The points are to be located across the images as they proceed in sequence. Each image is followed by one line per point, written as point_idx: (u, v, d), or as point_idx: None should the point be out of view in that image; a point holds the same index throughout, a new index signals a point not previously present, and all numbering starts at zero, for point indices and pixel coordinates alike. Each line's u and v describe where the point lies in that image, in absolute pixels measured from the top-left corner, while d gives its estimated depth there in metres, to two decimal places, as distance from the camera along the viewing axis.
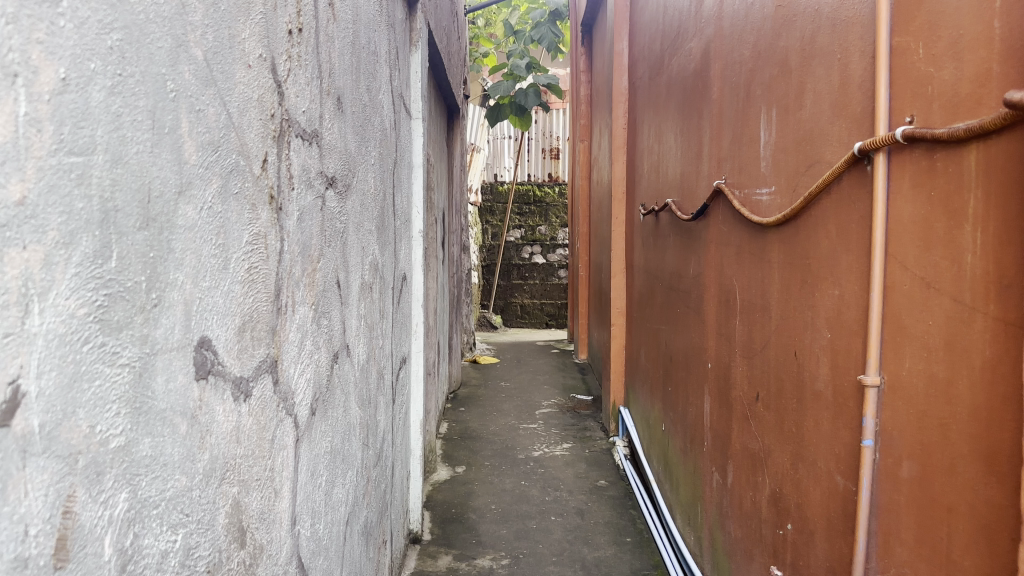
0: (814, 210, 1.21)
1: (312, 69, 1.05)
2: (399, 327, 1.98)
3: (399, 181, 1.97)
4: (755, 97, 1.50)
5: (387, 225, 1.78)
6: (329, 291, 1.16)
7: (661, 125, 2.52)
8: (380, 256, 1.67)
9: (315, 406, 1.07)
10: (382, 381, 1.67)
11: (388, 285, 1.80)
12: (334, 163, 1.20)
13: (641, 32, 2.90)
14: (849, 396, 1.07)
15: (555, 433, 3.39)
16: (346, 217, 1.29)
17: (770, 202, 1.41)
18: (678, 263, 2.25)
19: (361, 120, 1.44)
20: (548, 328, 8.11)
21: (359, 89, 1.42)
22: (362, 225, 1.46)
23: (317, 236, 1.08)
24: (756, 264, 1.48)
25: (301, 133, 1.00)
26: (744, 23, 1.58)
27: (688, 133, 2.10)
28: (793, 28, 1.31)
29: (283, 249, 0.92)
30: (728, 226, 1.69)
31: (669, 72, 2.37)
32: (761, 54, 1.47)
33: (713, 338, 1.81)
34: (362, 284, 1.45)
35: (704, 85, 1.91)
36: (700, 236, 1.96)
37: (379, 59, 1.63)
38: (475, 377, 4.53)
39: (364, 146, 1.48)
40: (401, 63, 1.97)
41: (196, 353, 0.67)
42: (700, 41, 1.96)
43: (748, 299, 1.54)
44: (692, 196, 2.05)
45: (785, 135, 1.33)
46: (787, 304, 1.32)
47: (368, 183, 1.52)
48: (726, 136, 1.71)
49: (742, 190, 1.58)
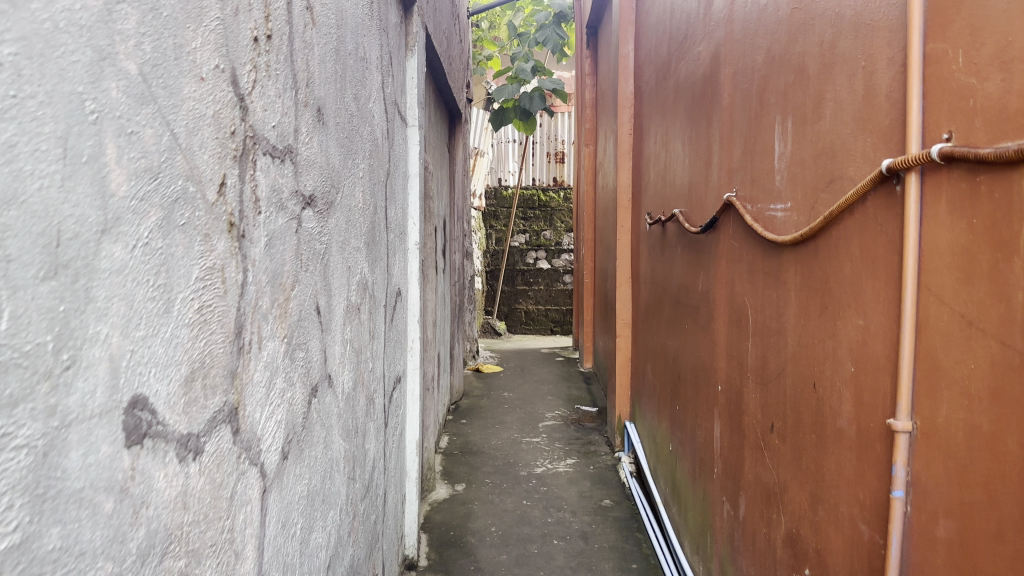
0: (835, 231, 1.11)
1: (284, 78, 0.96)
2: (393, 347, 1.89)
3: (393, 193, 1.87)
4: (769, 105, 1.41)
5: (378, 242, 1.68)
6: (306, 320, 1.06)
7: (668, 132, 2.42)
8: (370, 275, 1.58)
9: (288, 449, 0.98)
10: (371, 409, 1.57)
11: (380, 305, 1.71)
12: (314, 180, 1.11)
13: (647, 34, 2.80)
14: (875, 439, 0.97)
15: (558, 447, 3.29)
16: (328, 237, 1.19)
17: (785, 219, 1.32)
18: (685, 276, 2.15)
19: (348, 133, 1.35)
20: (553, 334, 8.02)
21: (345, 98, 1.32)
22: (348, 243, 1.36)
23: (291, 262, 0.98)
24: (770, 285, 1.39)
25: (271, 150, 0.91)
26: (757, 26, 1.49)
27: (696, 140, 2.01)
28: (810, 32, 1.21)
29: (246, 281, 0.83)
30: (739, 242, 1.59)
31: (677, 76, 2.27)
32: (776, 60, 1.37)
33: (722, 359, 1.71)
34: (348, 308, 1.36)
35: (714, 91, 1.81)
36: (709, 250, 1.86)
37: (368, 66, 1.54)
38: (478, 387, 4.43)
39: (351, 159, 1.39)
40: (395, 69, 1.87)
41: (127, 416, 0.58)
42: (709, 45, 1.86)
43: (761, 321, 1.44)
44: (701, 207, 1.96)
45: (802, 148, 1.23)
46: (805, 331, 1.22)
47: (356, 198, 1.43)
48: (737, 145, 1.61)
49: (754, 204, 1.49)
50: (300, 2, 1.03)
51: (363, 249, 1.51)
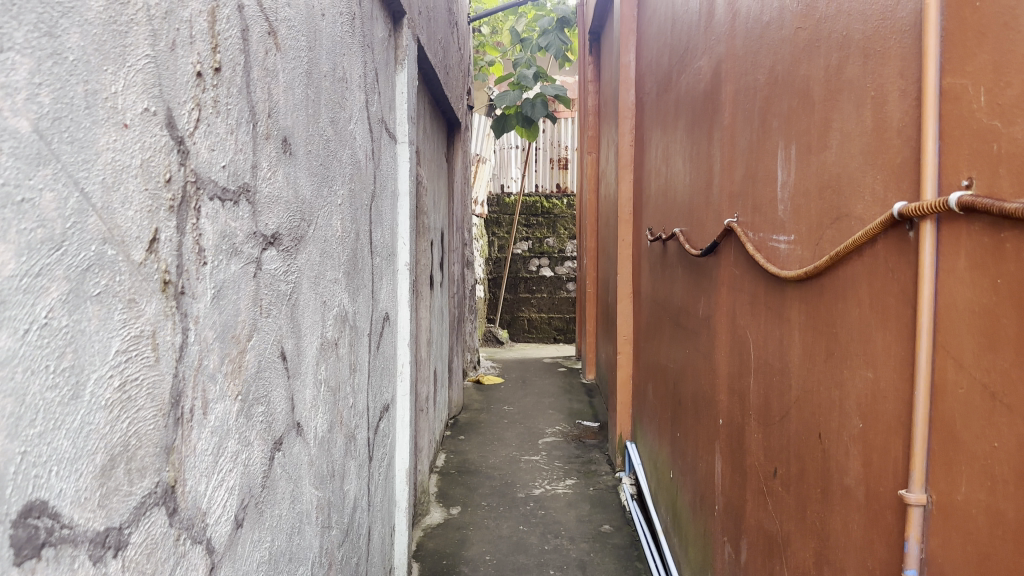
0: (843, 271, 1.02)
1: (239, 112, 0.87)
2: (379, 378, 1.80)
3: (379, 215, 1.79)
4: (772, 129, 1.32)
5: (362, 269, 1.60)
6: (268, 371, 0.98)
7: (668, 145, 2.34)
8: (352, 306, 1.50)
9: (244, 514, 0.90)
10: (352, 448, 1.49)
11: (364, 336, 1.63)
12: (279, 217, 1.03)
13: (648, 44, 2.72)
14: (886, 507, 0.89)
15: (558, 466, 3.20)
16: (297, 275, 1.11)
17: (788, 252, 1.23)
18: (686, 298, 2.06)
19: (323, 161, 1.27)
20: (556, 342, 7.96)
21: (319, 124, 1.24)
22: (323, 276, 1.28)
23: (247, 310, 0.90)
24: (772, 321, 1.30)
25: (221, 192, 0.82)
26: (760, 44, 1.40)
27: (697, 157, 1.92)
28: (816, 55, 1.13)
29: (187, 342, 0.75)
30: (740, 270, 1.50)
31: (677, 89, 2.19)
32: (779, 81, 1.29)
33: (723, 392, 1.62)
34: (324, 345, 1.28)
35: (715, 109, 1.73)
36: (709, 274, 1.77)
37: (349, 86, 1.46)
38: (478, 400, 4.35)
39: (327, 187, 1.31)
40: (381, 85, 1.79)
41: (17, 529, 0.50)
42: (710, 60, 1.78)
43: (762, 357, 1.36)
44: (701, 229, 1.87)
45: (807, 178, 1.15)
46: (810, 376, 1.13)
47: (333, 227, 1.34)
48: (738, 168, 1.53)
49: (756, 233, 1.40)
50: (260, 27, 0.95)
51: (343, 279, 1.42)
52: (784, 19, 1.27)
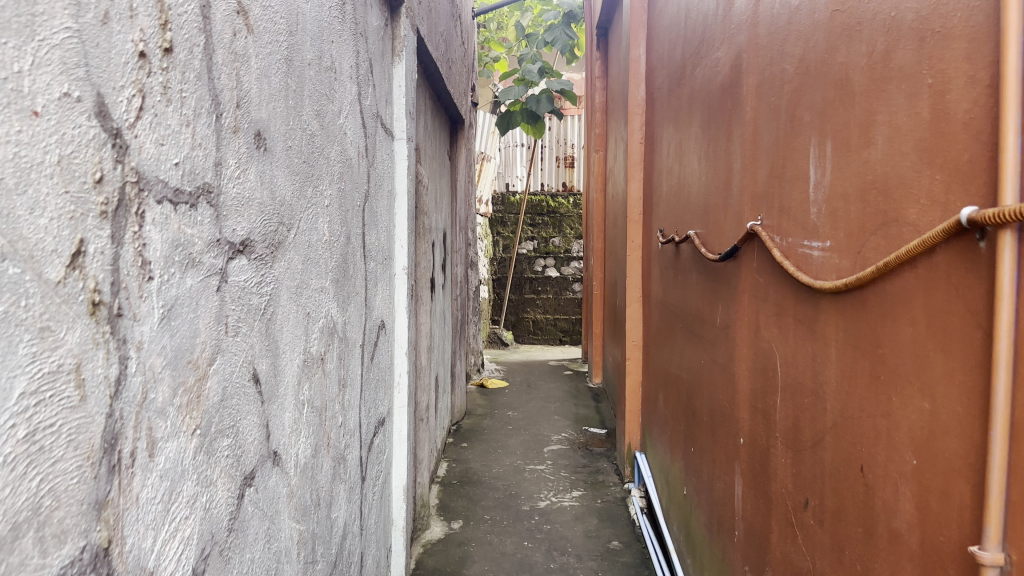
0: (891, 285, 0.90)
1: (198, 101, 0.75)
2: (374, 390, 1.68)
3: (374, 217, 1.66)
4: (803, 123, 1.19)
5: (353, 275, 1.47)
6: (236, 397, 0.86)
7: (681, 142, 2.21)
8: (341, 316, 1.37)
9: (205, 567, 0.78)
10: (340, 470, 1.37)
11: (357, 348, 1.50)
12: (251, 221, 0.90)
13: (659, 38, 2.59)
14: (949, 561, 0.76)
15: (564, 476, 3.08)
16: (274, 285, 0.99)
17: (822, 260, 1.11)
18: (700, 304, 1.94)
19: (306, 158, 1.14)
20: (562, 344, 7.84)
21: (301, 117, 1.12)
22: (307, 283, 1.16)
23: (208, 330, 0.78)
24: (802, 337, 1.18)
25: (172, 195, 0.70)
26: (787, 31, 1.28)
27: (713, 155, 1.80)
28: (856, 41, 1.00)
29: (126, 374, 0.63)
30: (764, 279, 1.38)
31: (692, 83, 2.06)
32: (810, 71, 1.16)
33: (744, 409, 1.50)
34: (307, 362, 1.16)
35: (734, 103, 1.60)
36: (727, 280, 1.65)
37: (339, 77, 1.34)
38: (482, 405, 4.23)
39: (313, 186, 1.18)
40: (376, 77, 1.67)
41: None
42: (730, 51, 1.65)
43: (791, 375, 1.23)
44: (718, 232, 1.74)
45: (846, 178, 1.03)
46: (849, 401, 1.01)
47: (320, 229, 1.22)
48: (763, 167, 1.40)
49: (783, 238, 1.28)
50: (226, 4, 0.82)
51: (331, 287, 1.30)
52: (816, 1, 1.15)
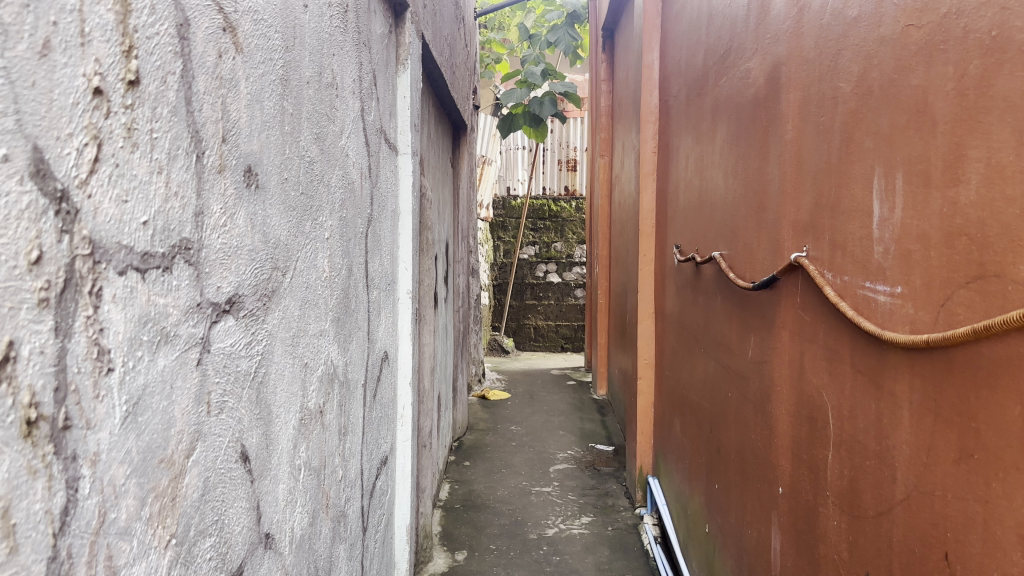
0: (990, 351, 0.77)
1: (173, 141, 0.62)
2: (377, 429, 1.54)
3: (377, 241, 1.52)
4: (863, 150, 1.06)
5: (358, 309, 1.33)
6: (220, 486, 0.72)
7: (702, 154, 2.08)
8: (343, 358, 1.23)
9: None
10: (341, 530, 1.23)
11: (359, 390, 1.36)
12: (239, 273, 0.77)
13: (676, 42, 2.46)
14: None
15: (572, 500, 2.95)
16: (267, 341, 0.86)
17: (891, 308, 0.98)
18: (726, 331, 1.81)
19: (304, 188, 1.00)
20: (564, 351, 7.75)
21: (298, 142, 0.98)
22: (307, 329, 1.02)
23: (186, 416, 0.65)
24: (864, 391, 1.05)
25: (139, 261, 0.57)
26: (842, 45, 1.14)
27: (742, 173, 1.67)
28: (939, 63, 0.87)
29: (76, 498, 0.49)
30: (812, 317, 1.24)
31: (716, 92, 1.93)
32: (873, 91, 1.03)
33: (784, 456, 1.37)
34: (306, 421, 1.02)
35: (771, 118, 1.47)
36: (761, 312, 1.52)
37: (340, 93, 1.20)
38: (484, 420, 4.09)
39: (313, 218, 1.05)
40: (379, 91, 1.53)
41: None
42: (765, 62, 1.52)
43: (849, 431, 1.10)
44: (749, 257, 1.61)
45: (926, 218, 0.90)
46: (929, 475, 0.88)
47: (321, 266, 1.09)
48: (808, 193, 1.27)
49: (837, 275, 1.15)
50: (210, 21, 0.69)
51: (332, 328, 1.16)
52: (880, 12, 1.02)
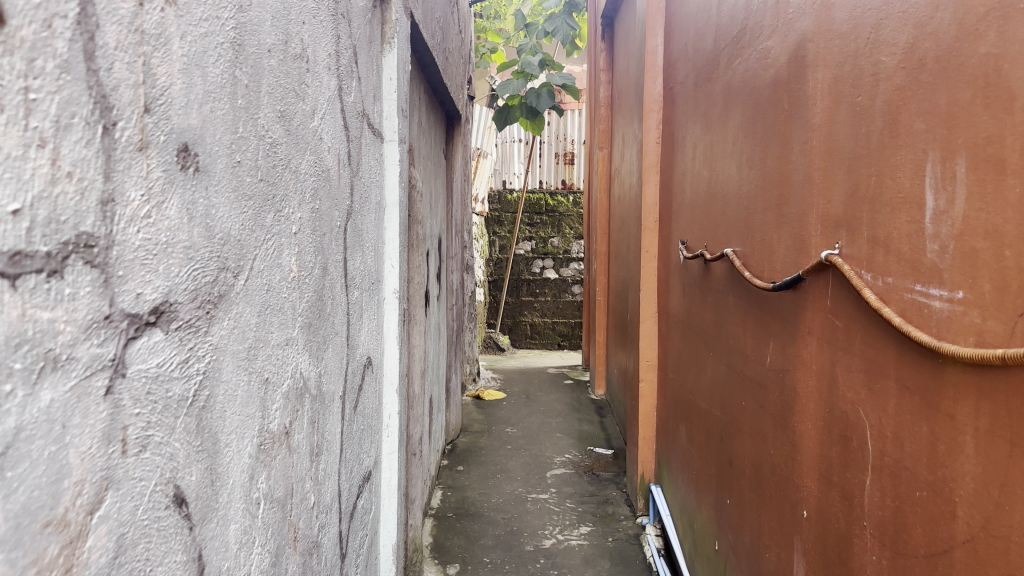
0: None
1: (64, 106, 0.48)
2: (358, 443, 1.39)
3: (359, 235, 1.37)
4: (912, 133, 0.92)
5: (334, 312, 1.18)
6: (142, 543, 0.58)
7: (712, 143, 1.94)
8: (316, 370, 1.08)
9: None
10: (314, 563, 1.09)
11: (337, 403, 1.22)
12: (171, 276, 0.62)
13: (682, 25, 2.32)
14: None
15: (570, 507, 2.81)
16: (213, 355, 0.71)
17: (950, 316, 0.84)
18: (740, 333, 1.67)
19: (264, 175, 0.86)
20: (560, 349, 7.62)
21: (257, 120, 0.84)
22: (269, 339, 0.88)
23: (89, 460, 0.50)
24: (914, 410, 0.91)
25: (4, 263, 0.42)
26: (884, 12, 1.00)
27: (759, 162, 1.53)
28: (1016, 25, 0.73)
29: None
30: (846, 323, 1.10)
31: (729, 76, 1.79)
32: (927, 63, 0.89)
33: (812, 478, 1.22)
34: (266, 445, 0.87)
35: (795, 102, 1.33)
36: (783, 315, 1.38)
37: (313, 68, 1.05)
38: (479, 421, 3.96)
39: (278, 209, 0.91)
40: (361, 70, 1.38)
41: None
42: (788, 40, 1.37)
43: (893, 457, 0.96)
44: (767, 254, 1.48)
45: (1000, 210, 0.75)
46: (1001, 516, 0.74)
47: (288, 265, 0.94)
48: (840, 182, 1.13)
49: (877, 276, 1.01)
50: None
51: (303, 335, 1.02)
52: None
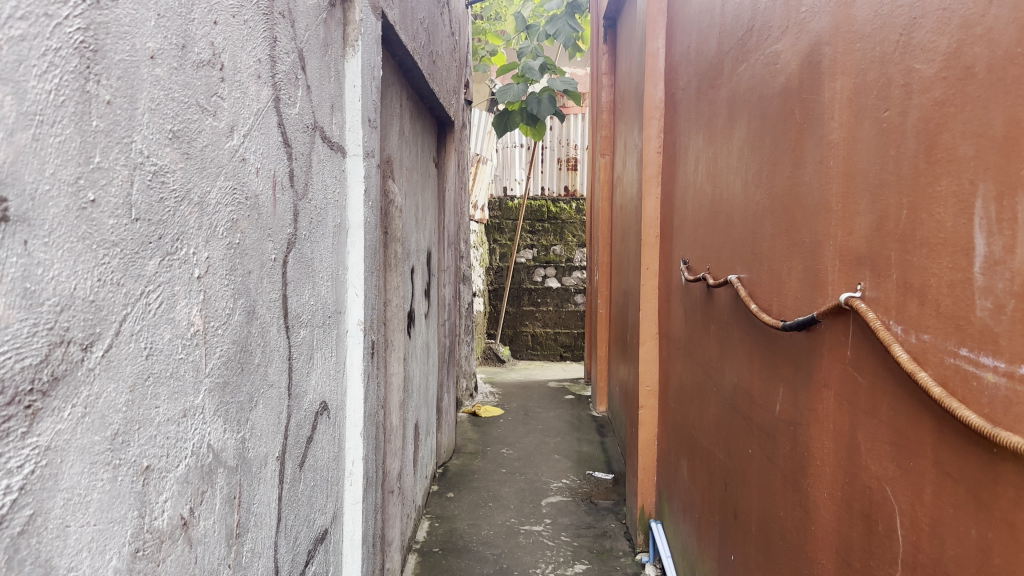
0: None
1: None
2: (307, 503, 1.22)
3: (307, 266, 1.19)
4: (956, 160, 0.74)
5: (266, 362, 1.01)
6: None
7: (715, 155, 1.76)
8: (237, 436, 0.91)
9: None
10: None
11: (271, 467, 1.04)
12: None
13: (685, 25, 2.14)
14: None
15: (565, 542, 2.63)
16: (43, 457, 0.55)
17: (1007, 397, 0.66)
18: (746, 370, 1.49)
19: (142, 212, 0.68)
20: (563, 360, 7.47)
21: (132, 142, 0.66)
22: (152, 414, 0.70)
23: None
24: (960, 505, 0.73)
25: None
26: (920, 9, 0.82)
27: (768, 179, 1.34)
28: None
29: None
30: (870, 380, 0.92)
31: (734, 82, 1.61)
32: (978, 70, 0.71)
33: (827, 557, 1.04)
34: (146, 550, 0.70)
35: (808, 113, 1.15)
36: (794, 358, 1.20)
37: (232, 77, 0.88)
38: (473, 441, 3.79)
39: (169, 252, 0.73)
40: (311, 76, 1.21)
41: None
42: (800, 43, 1.20)
43: (931, 559, 0.77)
44: (776, 286, 1.29)
45: None
46: None
47: (186, 319, 0.77)
48: (863, 214, 0.95)
49: (912, 332, 0.82)
50: None
51: (215, 398, 0.84)
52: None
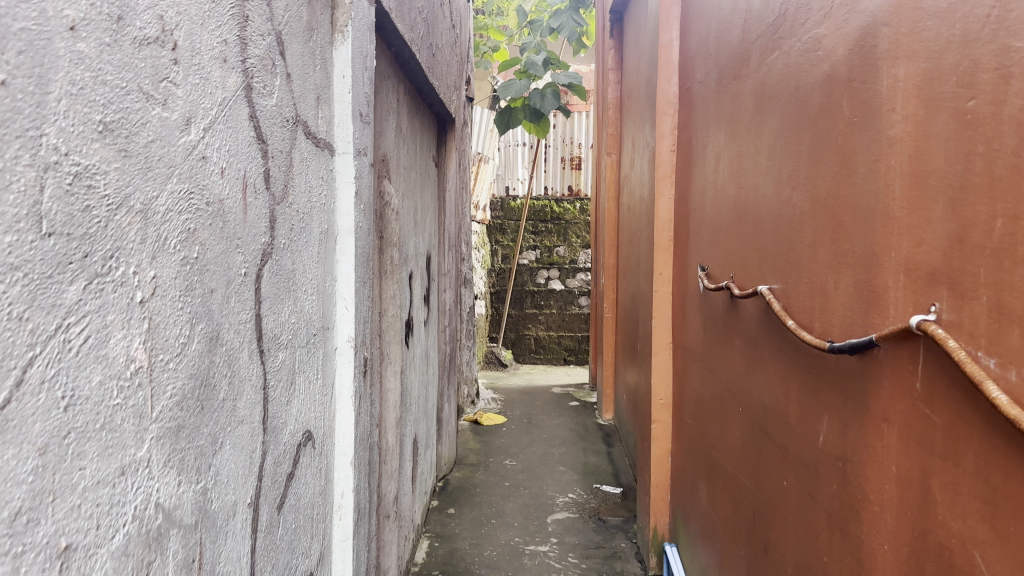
0: None
1: None
2: (288, 548, 1.07)
3: (287, 279, 1.05)
4: None
5: (235, 396, 0.86)
6: None
7: (740, 152, 1.61)
8: (196, 488, 0.76)
9: None
10: None
11: (241, 517, 0.89)
12: None
13: (702, 13, 1.99)
14: None
15: (572, 564, 2.49)
16: None
17: None
18: (779, 392, 1.34)
19: (58, 225, 0.54)
20: (566, 363, 7.34)
21: (39, 133, 0.52)
22: (73, 477, 0.56)
23: None
24: None
25: None
26: None
27: (807, 180, 1.20)
28: None
29: None
30: (951, 421, 0.77)
31: (763, 71, 1.46)
32: None
33: None
34: None
35: (861, 105, 1.00)
36: (843, 385, 1.05)
37: (187, 58, 0.73)
38: (475, 452, 3.64)
39: (100, 272, 0.59)
40: (292, 62, 1.06)
41: None
42: (849, 25, 1.05)
43: None
44: (819, 301, 1.14)
45: None
46: None
47: (124, 354, 0.62)
48: (940, 221, 0.80)
49: (1012, 370, 0.68)
50: None
51: (165, 446, 0.70)
52: None
